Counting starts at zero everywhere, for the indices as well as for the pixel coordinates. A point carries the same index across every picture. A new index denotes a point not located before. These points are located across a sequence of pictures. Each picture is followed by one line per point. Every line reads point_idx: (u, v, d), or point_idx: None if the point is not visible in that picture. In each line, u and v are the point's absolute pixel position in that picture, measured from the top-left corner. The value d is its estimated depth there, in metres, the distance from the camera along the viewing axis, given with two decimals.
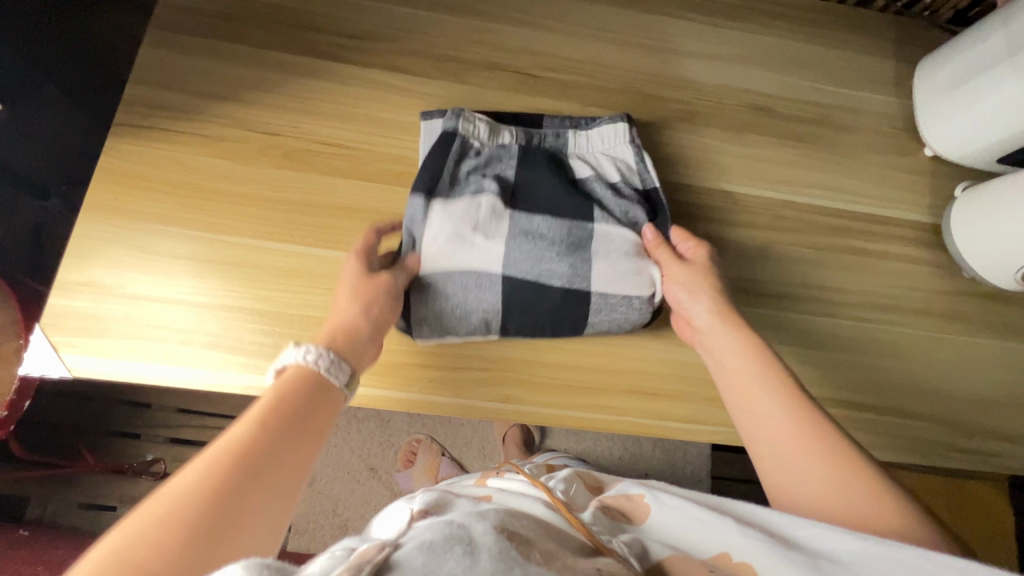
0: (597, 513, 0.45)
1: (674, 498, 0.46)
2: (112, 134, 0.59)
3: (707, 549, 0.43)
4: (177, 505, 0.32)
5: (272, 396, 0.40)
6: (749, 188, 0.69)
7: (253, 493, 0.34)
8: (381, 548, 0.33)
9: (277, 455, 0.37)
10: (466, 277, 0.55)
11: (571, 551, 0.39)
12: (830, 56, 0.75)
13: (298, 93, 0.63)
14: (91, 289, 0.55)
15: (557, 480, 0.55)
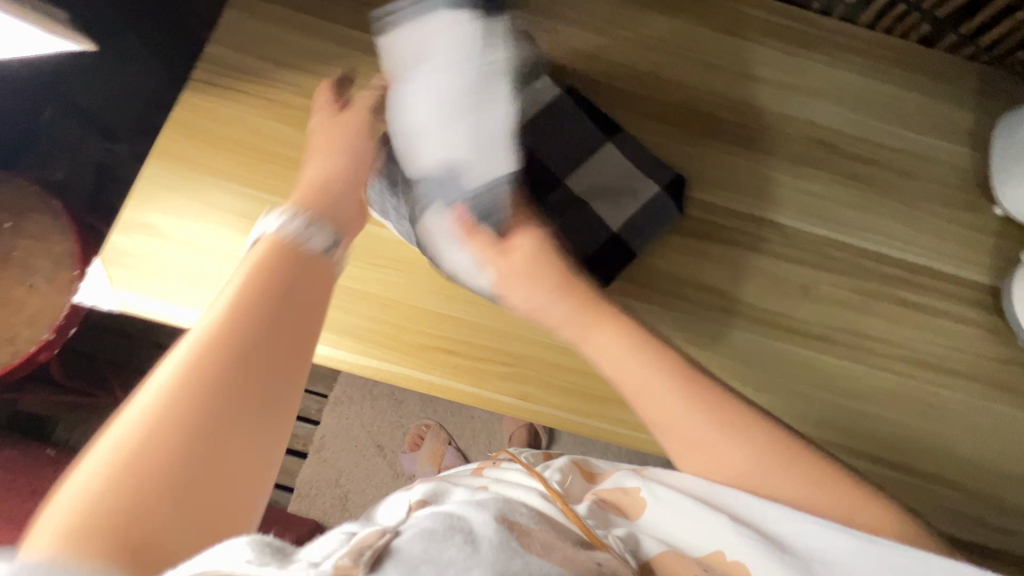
0: (592, 505, 0.46)
1: (670, 492, 0.46)
2: (186, 88, 0.62)
3: (700, 547, 0.43)
4: (216, 369, 0.32)
5: (282, 258, 0.40)
6: (803, 222, 0.67)
7: (268, 350, 0.35)
8: (382, 534, 0.34)
9: (291, 310, 0.37)
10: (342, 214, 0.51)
11: (571, 543, 0.40)
12: (907, 99, 0.72)
13: (363, 70, 0.64)
14: (147, 231, 0.57)
15: (551, 470, 0.54)
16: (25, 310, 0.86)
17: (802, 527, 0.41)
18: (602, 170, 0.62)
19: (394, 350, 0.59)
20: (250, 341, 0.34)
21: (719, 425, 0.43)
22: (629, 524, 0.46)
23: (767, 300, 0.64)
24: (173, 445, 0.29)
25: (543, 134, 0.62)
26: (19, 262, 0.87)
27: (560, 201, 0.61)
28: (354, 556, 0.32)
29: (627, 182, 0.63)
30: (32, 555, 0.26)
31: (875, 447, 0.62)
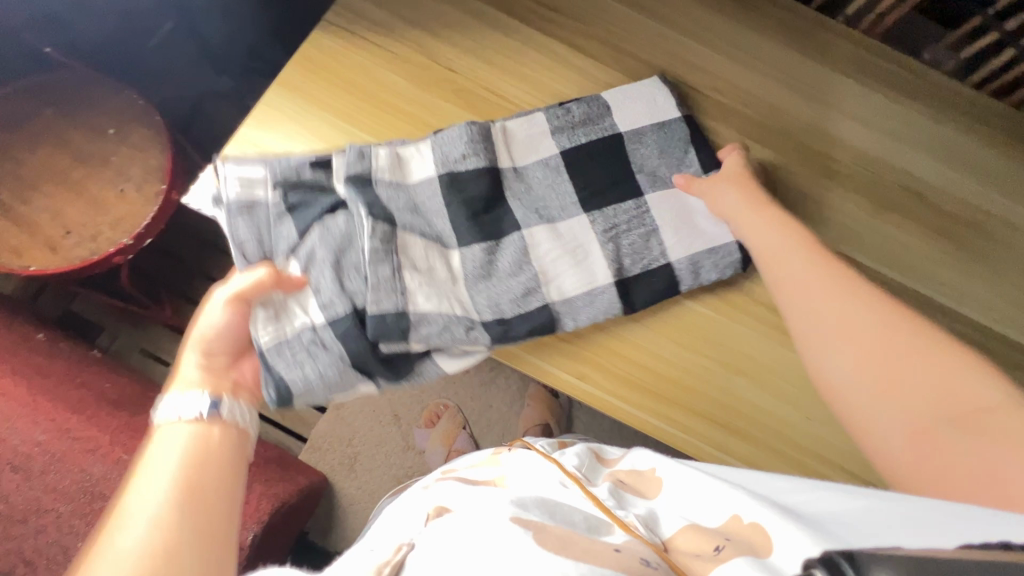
0: (610, 486, 0.52)
1: (685, 469, 0.52)
2: (318, 28, 0.65)
3: (717, 518, 0.45)
4: (201, 523, 0.41)
5: (213, 464, 0.46)
6: (879, 265, 0.67)
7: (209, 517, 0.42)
8: (400, 549, 0.45)
9: (206, 504, 0.42)
10: (325, 260, 0.56)
11: (587, 530, 0.45)
12: (1005, 165, 0.71)
13: (480, 40, 0.67)
14: (259, 150, 0.61)
15: (569, 455, 0.60)
16: (111, 212, 0.90)
17: (814, 491, 0.42)
18: (686, 205, 0.62)
19: None
20: (215, 505, 0.43)
21: (853, 287, 0.50)
22: (644, 503, 0.51)
23: None
24: (198, 508, 0.42)
25: (643, 140, 0.64)
26: (114, 167, 0.92)
27: (634, 208, 0.61)
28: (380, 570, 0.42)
29: (708, 221, 0.62)
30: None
31: None
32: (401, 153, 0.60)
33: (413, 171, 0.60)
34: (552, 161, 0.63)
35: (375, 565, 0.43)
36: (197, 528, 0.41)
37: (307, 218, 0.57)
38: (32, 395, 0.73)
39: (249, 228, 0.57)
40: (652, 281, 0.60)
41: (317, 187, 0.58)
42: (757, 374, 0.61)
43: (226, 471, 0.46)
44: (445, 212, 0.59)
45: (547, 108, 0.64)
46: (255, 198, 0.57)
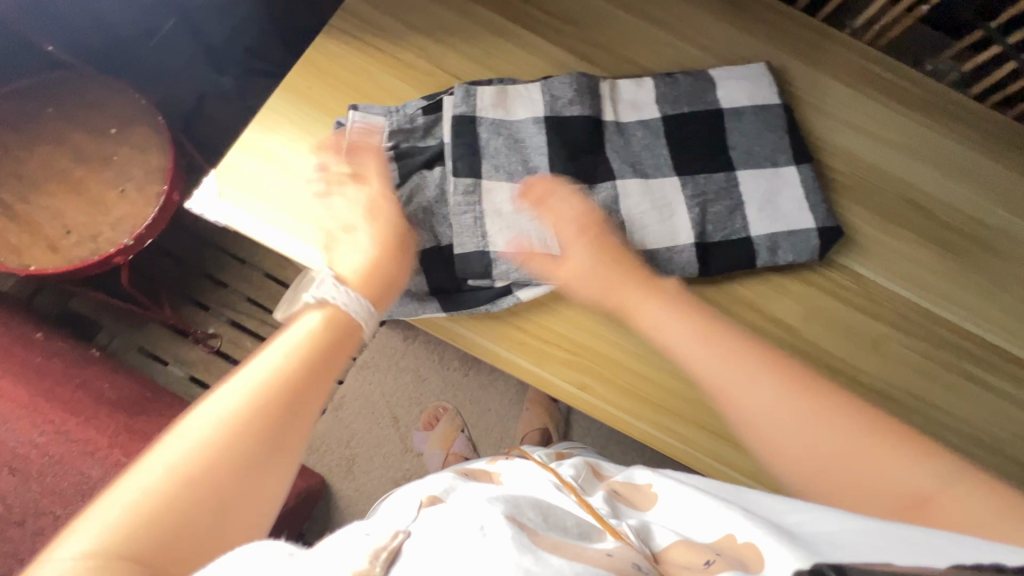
0: (604, 497, 0.52)
1: (678, 484, 0.51)
2: (323, 33, 0.65)
3: (710, 534, 0.44)
4: (272, 439, 0.39)
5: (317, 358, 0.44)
6: (882, 277, 0.66)
7: (284, 437, 0.40)
8: (396, 536, 0.39)
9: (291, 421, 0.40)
10: (420, 208, 0.59)
11: (581, 538, 0.43)
12: (1009, 178, 0.71)
13: (485, 47, 0.67)
14: (262, 154, 0.60)
15: (566, 466, 0.60)
16: (112, 212, 0.90)
17: (808, 509, 0.42)
18: (773, 181, 0.63)
19: (469, 318, 0.61)
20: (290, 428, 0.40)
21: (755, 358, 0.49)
22: (638, 515, 0.50)
23: (835, 346, 0.64)
24: (293, 396, 0.41)
25: (743, 118, 0.65)
26: (116, 167, 0.92)
27: (725, 179, 0.63)
28: (371, 555, 0.37)
29: (791, 204, 0.63)
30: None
31: None
32: (508, 97, 0.62)
33: (516, 114, 0.62)
34: (653, 124, 0.64)
35: (368, 552, 0.37)
36: (287, 413, 0.40)
37: (406, 155, 0.60)
38: (31, 396, 0.73)
39: (358, 171, 0.59)
40: (729, 250, 0.61)
41: (425, 133, 0.61)
42: None
43: (328, 359, 0.44)
44: (545, 148, 0.61)
45: (656, 76, 0.67)
46: (372, 147, 0.59)
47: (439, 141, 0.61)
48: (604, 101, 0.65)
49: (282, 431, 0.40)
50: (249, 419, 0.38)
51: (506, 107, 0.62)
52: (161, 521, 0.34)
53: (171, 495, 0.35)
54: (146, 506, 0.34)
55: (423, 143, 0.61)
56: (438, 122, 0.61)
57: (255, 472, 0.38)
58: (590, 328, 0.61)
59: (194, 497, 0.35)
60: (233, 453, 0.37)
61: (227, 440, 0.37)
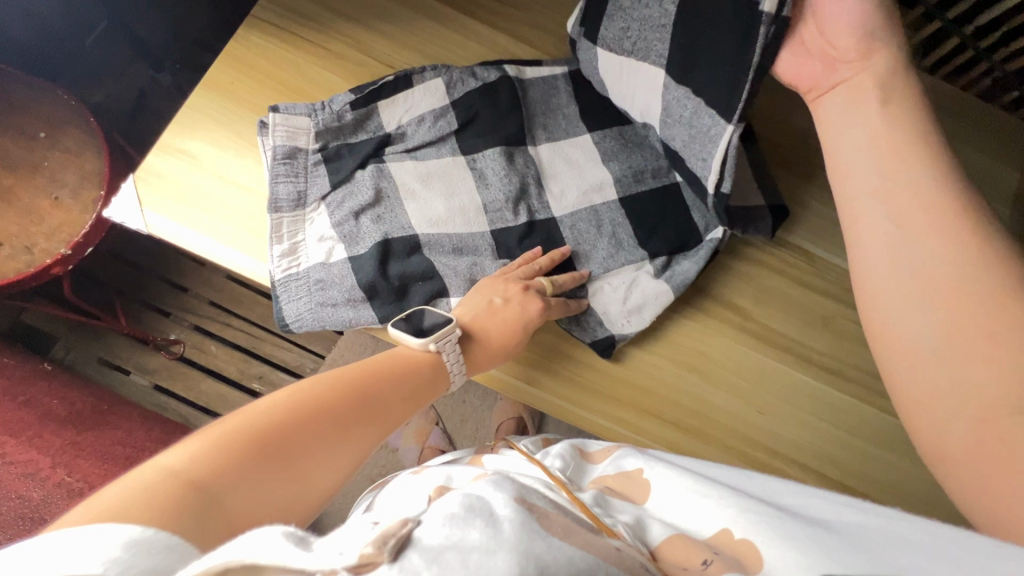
0: (596, 492, 0.48)
1: (672, 472, 0.49)
2: (245, 24, 0.62)
3: (708, 529, 0.42)
4: (335, 422, 0.42)
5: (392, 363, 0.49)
6: (831, 254, 0.66)
7: (342, 428, 0.42)
8: (404, 523, 0.35)
9: (354, 416, 0.43)
10: (348, 209, 0.56)
11: (587, 528, 0.39)
12: (954, 148, 0.70)
13: (419, 33, 0.64)
14: (185, 157, 0.57)
15: (553, 457, 0.56)
16: (46, 221, 0.86)
17: (822, 503, 0.41)
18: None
19: None
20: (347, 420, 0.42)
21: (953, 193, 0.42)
22: (634, 509, 0.47)
23: (789, 326, 0.63)
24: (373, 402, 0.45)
25: None
26: (48, 173, 0.87)
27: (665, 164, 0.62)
28: (378, 544, 0.33)
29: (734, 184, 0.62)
30: (93, 509, 0.29)
31: (879, 494, 0.59)
32: (439, 86, 0.60)
33: (451, 100, 0.61)
34: (594, 107, 0.63)
35: (374, 539, 0.33)
36: (363, 417, 0.44)
37: (336, 155, 0.58)
38: None
39: (282, 169, 0.56)
40: (672, 233, 0.59)
41: (355, 128, 0.59)
42: (706, 370, 0.61)
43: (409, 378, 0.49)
44: (481, 140, 0.60)
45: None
46: (297, 146, 0.57)
47: (370, 136, 0.59)
48: (536, 88, 0.64)
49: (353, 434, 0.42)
50: (331, 405, 0.42)
51: (440, 97, 0.60)
52: (223, 461, 0.35)
53: (246, 438, 0.37)
54: (225, 435, 0.36)
55: (353, 139, 0.59)
56: (368, 115, 0.59)
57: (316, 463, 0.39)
58: None
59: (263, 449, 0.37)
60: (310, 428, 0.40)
61: (308, 412, 0.41)
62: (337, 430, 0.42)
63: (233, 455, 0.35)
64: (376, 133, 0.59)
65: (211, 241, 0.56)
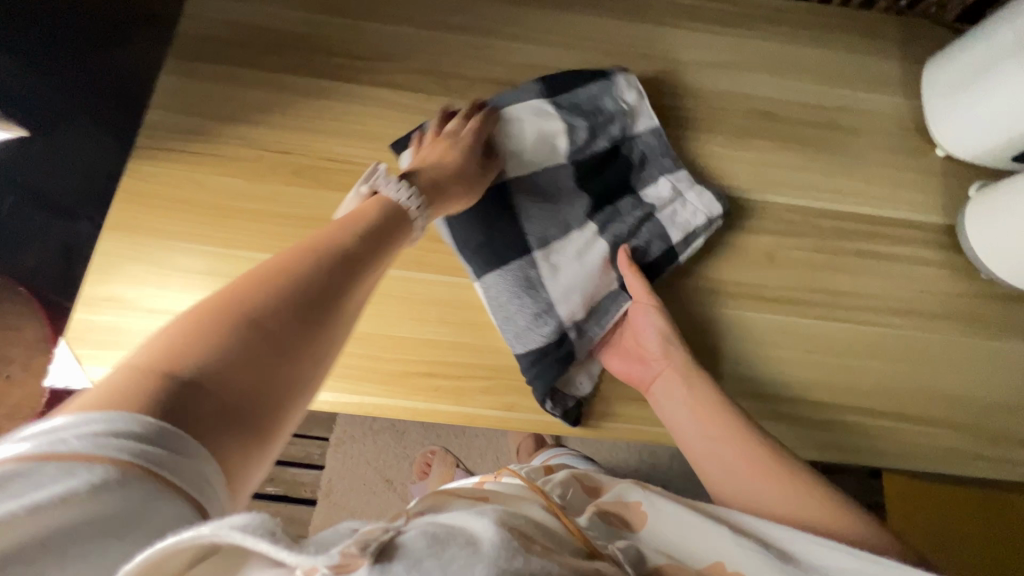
0: (591, 516, 0.42)
1: (668, 502, 0.44)
2: (135, 157, 0.62)
3: (701, 558, 0.40)
4: (259, 294, 0.35)
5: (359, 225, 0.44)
6: (754, 192, 0.68)
7: (291, 316, 0.36)
8: (386, 529, 0.30)
9: (302, 287, 0.37)
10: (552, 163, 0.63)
11: (567, 553, 0.35)
12: (833, 59, 0.74)
13: (306, 113, 0.65)
14: (111, 303, 0.57)
15: (552, 484, 0.48)
16: (6, 402, 0.85)
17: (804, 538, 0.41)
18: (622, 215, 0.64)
19: (380, 383, 0.57)
20: (287, 297, 0.36)
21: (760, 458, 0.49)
22: (630, 538, 0.41)
23: (737, 272, 0.65)
24: (283, 301, 0.36)
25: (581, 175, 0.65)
26: None
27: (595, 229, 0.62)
28: (358, 549, 0.28)
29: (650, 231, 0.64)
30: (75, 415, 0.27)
31: (863, 401, 0.62)
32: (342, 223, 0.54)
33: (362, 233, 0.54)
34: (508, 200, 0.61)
35: (349, 545, 0.28)
36: (301, 326, 0.36)
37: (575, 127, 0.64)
38: None
39: (568, 116, 0.61)
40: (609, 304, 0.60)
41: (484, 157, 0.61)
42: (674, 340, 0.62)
43: (354, 266, 0.41)
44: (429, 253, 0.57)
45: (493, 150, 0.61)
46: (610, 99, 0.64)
47: None
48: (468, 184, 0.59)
49: (316, 305, 0.37)
50: (226, 309, 0.34)
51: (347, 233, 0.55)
52: (186, 351, 0.31)
53: (150, 390, 0.29)
54: (116, 412, 0.27)
55: (598, 109, 0.63)
56: None
57: (284, 343, 0.35)
58: (500, 344, 0.59)
59: (176, 406, 0.29)
60: (227, 362, 0.32)
61: (205, 338, 0.32)
62: (274, 303, 0.36)
63: (130, 389, 0.29)
64: (624, 122, 0.63)
65: None
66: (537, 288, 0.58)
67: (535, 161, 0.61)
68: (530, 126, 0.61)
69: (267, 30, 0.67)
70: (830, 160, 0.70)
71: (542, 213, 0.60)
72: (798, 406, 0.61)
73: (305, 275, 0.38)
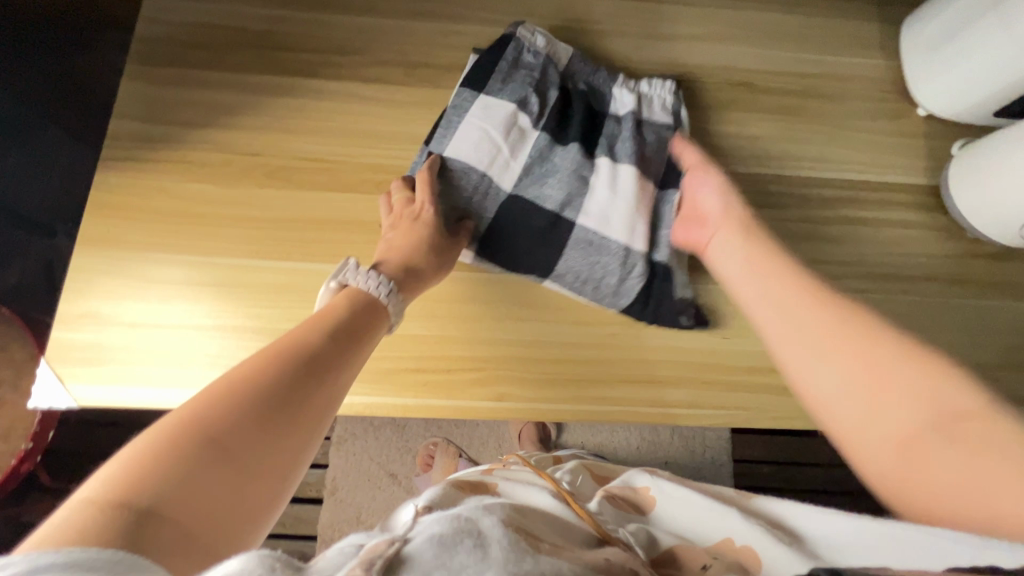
0: (602, 502, 0.42)
1: (677, 486, 0.44)
2: (101, 169, 0.60)
3: (710, 537, 0.40)
4: (235, 400, 0.34)
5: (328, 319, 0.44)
6: (735, 165, 0.67)
7: (268, 430, 0.34)
8: (392, 542, 0.29)
9: (280, 393, 0.36)
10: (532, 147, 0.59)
11: (577, 544, 0.35)
12: (809, 24, 0.72)
13: (274, 113, 0.63)
14: (90, 320, 0.57)
15: (562, 472, 0.50)
16: None
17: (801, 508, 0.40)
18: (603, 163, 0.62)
19: (368, 382, 0.57)
20: (265, 402, 0.35)
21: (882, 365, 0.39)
22: (639, 522, 0.42)
23: None
24: (262, 407, 0.34)
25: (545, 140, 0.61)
26: None
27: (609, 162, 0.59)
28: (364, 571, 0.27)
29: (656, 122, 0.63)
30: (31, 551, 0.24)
31: None
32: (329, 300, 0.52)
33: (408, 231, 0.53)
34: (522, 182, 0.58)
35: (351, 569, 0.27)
36: (270, 435, 0.33)
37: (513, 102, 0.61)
38: None
39: (512, 91, 0.59)
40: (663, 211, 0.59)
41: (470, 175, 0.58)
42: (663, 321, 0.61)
43: (322, 372, 0.39)
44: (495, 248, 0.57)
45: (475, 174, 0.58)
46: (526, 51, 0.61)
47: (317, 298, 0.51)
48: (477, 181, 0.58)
49: (293, 414, 0.35)
50: (203, 421, 0.32)
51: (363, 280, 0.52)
52: (157, 468, 0.29)
53: (107, 521, 0.26)
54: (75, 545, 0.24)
55: (526, 69, 0.60)
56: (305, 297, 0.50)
57: (260, 458, 0.32)
58: (488, 335, 0.59)
59: (138, 536, 0.26)
60: (200, 481, 0.29)
61: (170, 454, 0.30)
62: (252, 410, 0.34)
63: (96, 522, 0.26)
64: (557, 65, 0.62)
65: (146, 389, 0.56)
66: (601, 244, 0.57)
67: (516, 153, 0.58)
68: (490, 129, 0.58)
69: (228, 29, 0.65)
70: (810, 127, 0.69)
71: (557, 176, 0.58)
72: None
73: (274, 385, 0.36)
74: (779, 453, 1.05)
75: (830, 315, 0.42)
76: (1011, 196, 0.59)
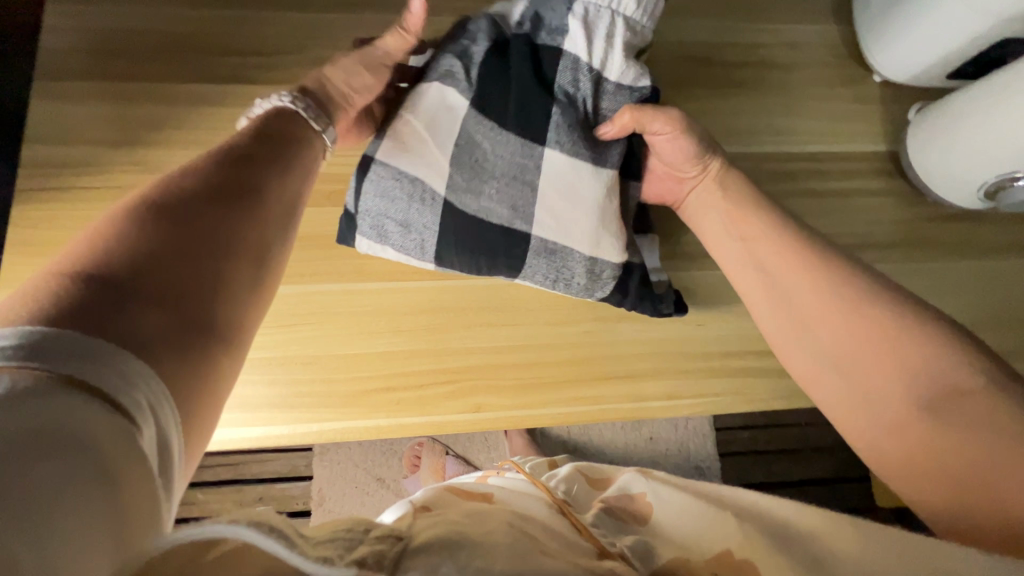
0: (598, 514, 0.41)
1: (675, 494, 0.44)
2: (17, 201, 0.55)
3: (707, 547, 0.38)
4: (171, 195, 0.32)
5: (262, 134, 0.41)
6: None
7: (219, 220, 0.33)
8: (385, 539, 0.26)
9: (226, 190, 0.35)
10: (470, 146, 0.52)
11: (580, 554, 0.34)
12: None
13: (206, 124, 0.58)
14: None
15: (556, 480, 0.49)
16: None
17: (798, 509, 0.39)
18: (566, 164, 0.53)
19: (338, 405, 0.54)
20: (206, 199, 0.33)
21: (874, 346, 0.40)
22: (634, 532, 0.40)
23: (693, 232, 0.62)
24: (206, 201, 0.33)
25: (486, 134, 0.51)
26: None
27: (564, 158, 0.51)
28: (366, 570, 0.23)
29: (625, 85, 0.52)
30: None
31: None
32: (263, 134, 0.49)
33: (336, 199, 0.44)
34: (458, 186, 0.51)
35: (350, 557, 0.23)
36: (220, 225, 0.33)
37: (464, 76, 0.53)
38: None
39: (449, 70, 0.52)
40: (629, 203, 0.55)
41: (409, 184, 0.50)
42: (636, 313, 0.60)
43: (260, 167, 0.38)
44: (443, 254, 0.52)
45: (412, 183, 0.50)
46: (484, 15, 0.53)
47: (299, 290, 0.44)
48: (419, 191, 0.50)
49: (245, 214, 0.35)
50: (141, 217, 0.30)
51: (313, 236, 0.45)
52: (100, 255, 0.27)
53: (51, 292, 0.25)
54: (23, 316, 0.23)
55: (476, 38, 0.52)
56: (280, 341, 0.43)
57: (216, 250, 0.32)
58: (459, 345, 0.57)
59: (94, 314, 0.25)
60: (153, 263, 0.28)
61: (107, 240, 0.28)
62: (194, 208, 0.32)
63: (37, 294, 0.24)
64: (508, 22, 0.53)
65: None
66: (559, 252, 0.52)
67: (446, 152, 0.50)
68: (415, 124, 0.51)
69: (144, 34, 0.59)
70: (770, 100, 0.68)
71: (495, 183, 0.51)
72: (766, 357, 0.61)
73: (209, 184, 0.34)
74: (760, 420, 1.07)
75: (810, 276, 0.45)
76: (975, 148, 0.58)
